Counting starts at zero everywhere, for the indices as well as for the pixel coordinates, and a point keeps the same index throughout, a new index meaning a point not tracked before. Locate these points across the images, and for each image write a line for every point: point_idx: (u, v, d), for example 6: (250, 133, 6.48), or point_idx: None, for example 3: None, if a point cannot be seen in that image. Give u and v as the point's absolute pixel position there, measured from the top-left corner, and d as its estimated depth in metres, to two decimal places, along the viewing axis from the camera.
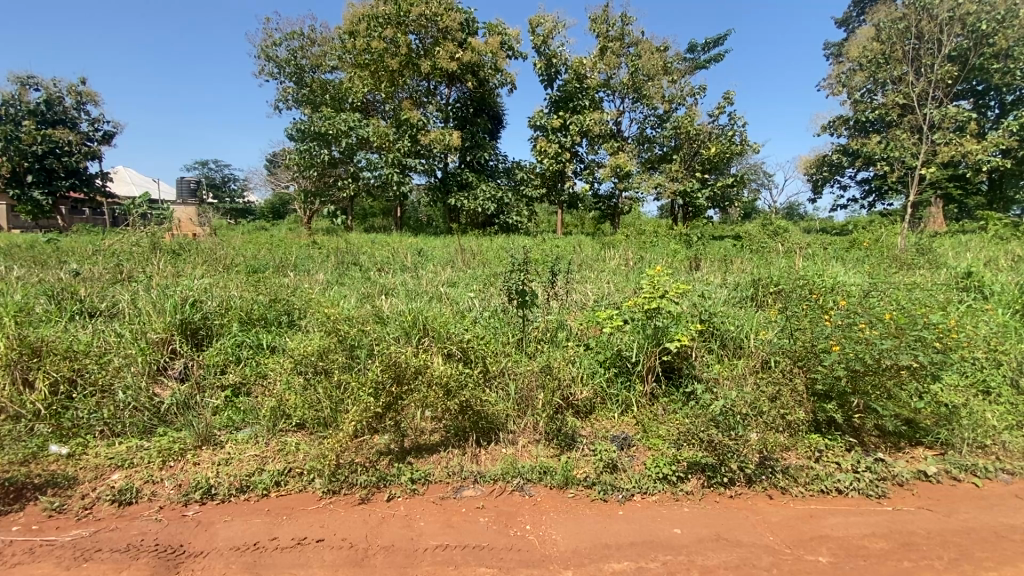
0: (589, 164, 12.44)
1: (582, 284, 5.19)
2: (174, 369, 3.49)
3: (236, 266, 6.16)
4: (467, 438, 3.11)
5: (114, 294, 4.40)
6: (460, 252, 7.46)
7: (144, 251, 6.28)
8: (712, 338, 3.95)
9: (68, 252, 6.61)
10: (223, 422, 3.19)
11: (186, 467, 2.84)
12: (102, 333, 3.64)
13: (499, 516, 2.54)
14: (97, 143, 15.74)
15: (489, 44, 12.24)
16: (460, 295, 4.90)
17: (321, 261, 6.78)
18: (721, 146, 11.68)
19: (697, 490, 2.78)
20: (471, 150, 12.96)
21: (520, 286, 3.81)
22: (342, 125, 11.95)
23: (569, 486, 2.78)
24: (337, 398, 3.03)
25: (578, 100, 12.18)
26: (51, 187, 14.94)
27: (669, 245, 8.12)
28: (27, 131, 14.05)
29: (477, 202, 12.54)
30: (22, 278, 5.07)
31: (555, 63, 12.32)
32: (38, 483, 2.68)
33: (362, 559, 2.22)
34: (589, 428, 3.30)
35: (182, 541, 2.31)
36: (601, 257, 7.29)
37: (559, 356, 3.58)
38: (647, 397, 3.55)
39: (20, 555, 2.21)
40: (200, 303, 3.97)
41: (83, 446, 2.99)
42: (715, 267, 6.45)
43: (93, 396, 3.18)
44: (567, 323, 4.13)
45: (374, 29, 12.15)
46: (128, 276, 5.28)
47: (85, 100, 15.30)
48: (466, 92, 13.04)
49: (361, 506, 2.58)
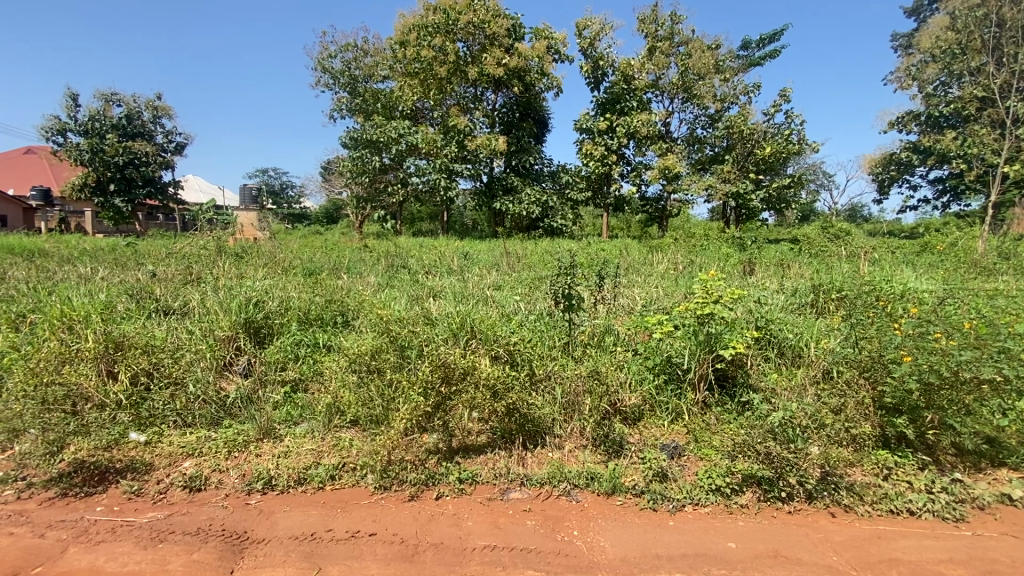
0: (636, 166, 12.23)
1: (629, 289, 5.09)
2: (237, 366, 3.69)
3: (293, 268, 6.48)
4: (513, 441, 3.10)
5: (186, 294, 4.73)
6: (505, 255, 7.51)
7: (210, 254, 6.73)
8: (769, 345, 3.79)
9: (145, 254, 7.19)
10: (282, 417, 3.34)
11: (249, 458, 3.00)
12: (175, 330, 3.91)
13: (545, 520, 2.53)
14: (170, 154, 17.02)
15: (535, 48, 12.34)
16: (505, 298, 4.92)
17: (371, 263, 7.01)
18: (777, 146, 11.19)
19: (753, 505, 2.66)
20: (516, 154, 13.02)
21: (566, 290, 3.81)
22: (392, 133, 12.34)
23: (617, 493, 2.73)
24: (389, 397, 3.14)
25: (626, 101, 12.00)
26: (129, 195, 16.19)
27: (720, 249, 7.86)
28: (111, 144, 15.38)
29: (522, 206, 12.53)
30: (106, 278, 5.55)
31: (602, 65, 12.24)
32: (119, 467, 2.91)
33: (412, 555, 2.27)
34: (637, 436, 3.22)
35: (246, 528, 2.44)
36: (649, 260, 7.18)
37: (608, 360, 3.52)
38: (699, 406, 3.43)
39: (104, 534, 2.40)
40: (263, 303, 4.22)
41: (159, 435, 3.21)
42: (771, 272, 6.15)
43: (166, 388, 3.42)
44: (615, 327, 4.05)
45: (423, 38, 12.42)
46: (196, 276, 5.66)
47: (161, 114, 16.56)
48: (512, 98, 13.18)
49: (411, 503, 2.65)
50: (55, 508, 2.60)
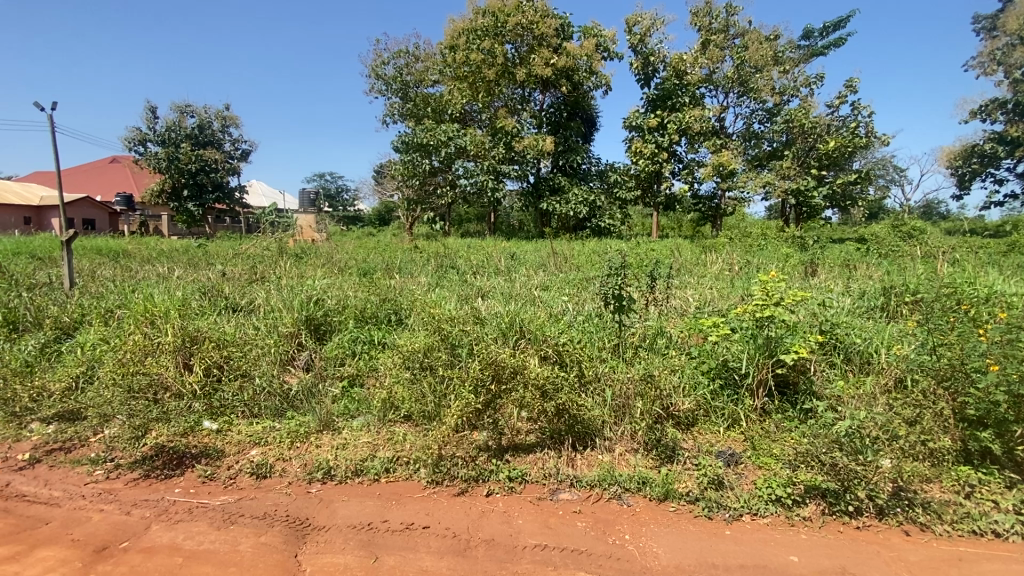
0: (688, 164, 11.89)
1: (682, 290, 4.95)
2: (299, 361, 3.88)
3: (349, 268, 6.75)
4: (562, 442, 3.08)
5: (252, 293, 5.03)
6: (552, 256, 7.50)
7: (273, 255, 7.12)
8: (834, 351, 3.59)
9: (215, 255, 7.70)
10: (340, 410, 3.48)
11: (310, 448, 3.15)
12: (243, 326, 4.16)
13: (596, 522, 2.51)
14: (237, 161, 18.14)
15: (584, 47, 12.26)
16: (553, 298, 4.91)
17: (422, 264, 7.20)
18: (842, 140, 10.57)
19: (817, 517, 2.53)
20: (563, 154, 12.97)
21: (616, 291, 3.75)
22: (442, 136, 12.57)
23: (669, 499, 2.67)
24: (441, 393, 3.21)
25: (677, 97, 11.66)
26: (200, 200, 17.39)
27: (780, 249, 7.51)
28: (185, 152, 16.56)
29: (569, 206, 12.45)
30: (182, 277, 5.98)
31: (653, 61, 11.98)
32: (195, 453, 3.13)
33: (465, 549, 2.31)
34: (691, 442, 3.11)
35: (308, 515, 2.56)
36: (702, 260, 6.95)
37: (660, 362, 3.45)
38: (757, 412, 3.29)
39: (182, 513, 2.59)
40: (322, 302, 4.42)
41: (229, 424, 3.42)
42: (836, 274, 5.81)
43: (235, 379, 3.64)
44: (667, 329, 3.95)
45: (472, 42, 12.59)
46: (261, 276, 6.00)
47: (229, 124, 17.68)
48: (560, 97, 13.15)
49: (462, 499, 2.69)
50: (140, 488, 2.83)
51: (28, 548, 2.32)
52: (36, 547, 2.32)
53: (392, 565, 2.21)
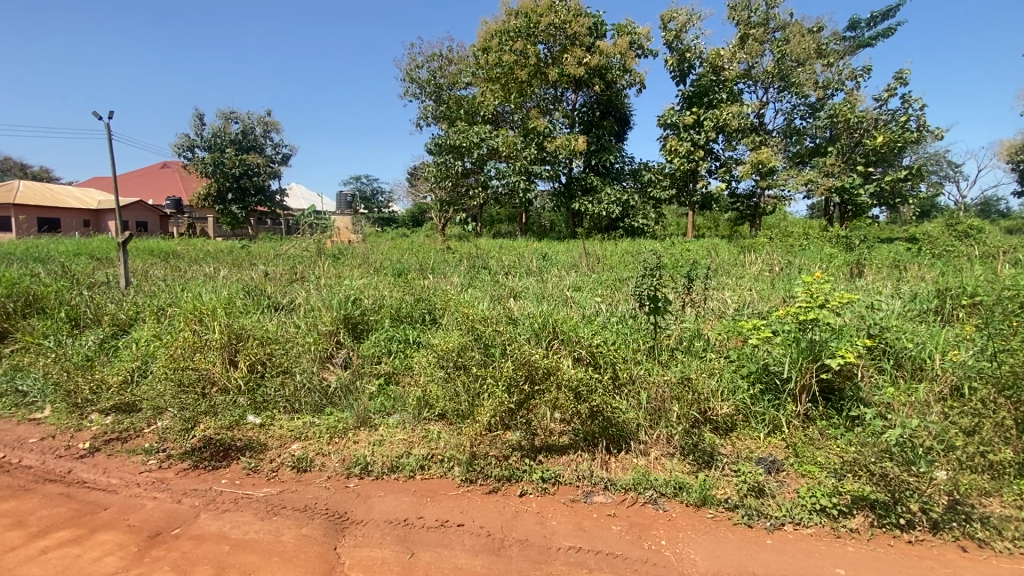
0: (725, 161, 11.59)
1: (719, 291, 4.84)
2: (337, 358, 3.99)
3: (384, 268, 6.89)
4: (596, 444, 3.05)
5: (293, 292, 5.20)
6: (584, 256, 7.44)
7: (311, 256, 7.34)
8: (884, 356, 3.42)
9: (257, 255, 8.00)
10: (377, 407, 3.55)
11: (348, 444, 3.23)
12: (285, 324, 4.31)
13: (631, 526, 2.48)
14: (278, 165, 18.81)
15: (618, 45, 12.12)
16: (585, 299, 4.88)
17: (454, 264, 7.26)
18: (891, 134, 10.07)
19: (864, 530, 2.42)
20: (596, 153, 12.85)
21: (652, 292, 3.69)
22: (475, 137, 12.66)
23: (707, 506, 2.61)
24: (474, 392, 3.23)
25: (714, 93, 11.39)
26: (243, 203, 18.11)
27: (823, 250, 7.22)
28: (229, 157, 17.28)
29: (601, 206, 12.31)
30: (227, 277, 6.24)
31: (688, 58, 11.75)
32: (239, 446, 3.25)
33: (499, 548, 2.32)
34: (729, 447, 3.04)
35: (346, 509, 2.63)
36: (740, 261, 6.77)
37: (698, 365, 3.36)
38: (800, 418, 3.17)
39: (228, 503, 2.70)
40: (359, 301, 4.53)
41: (271, 418, 3.55)
42: (885, 275, 5.54)
43: (277, 375, 3.77)
44: (704, 331, 3.86)
45: (505, 43, 12.64)
46: (301, 276, 6.19)
47: (270, 129, 18.34)
48: (593, 96, 13.06)
49: (496, 498, 2.71)
50: (189, 478, 2.97)
51: (89, 531, 2.46)
52: (96, 531, 2.46)
53: (428, 561, 2.24)
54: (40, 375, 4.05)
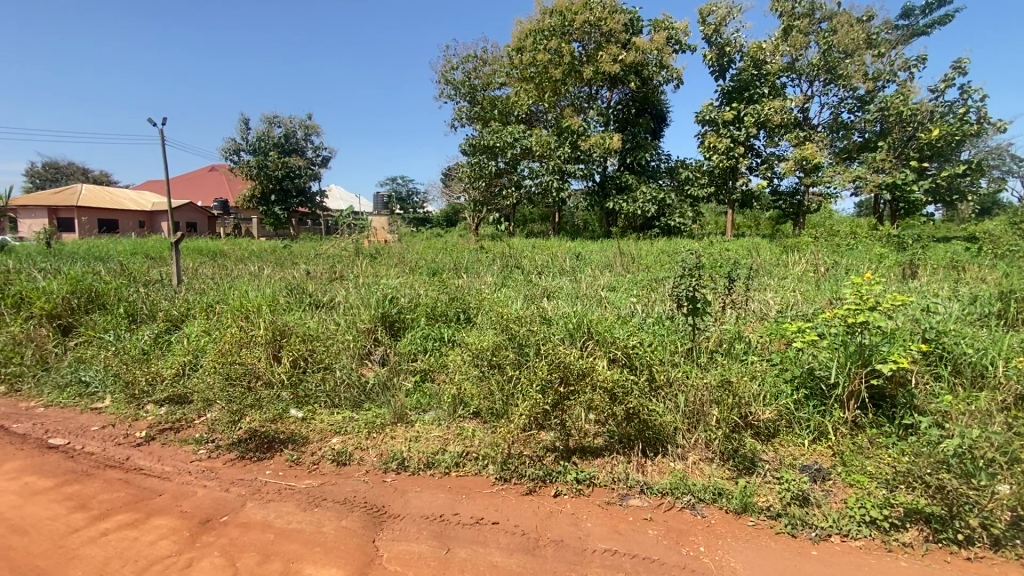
0: (767, 158, 11.22)
1: (761, 292, 4.70)
2: (375, 356, 4.09)
3: (419, 268, 6.99)
4: (632, 447, 3.01)
5: (332, 290, 5.35)
6: (619, 256, 7.35)
7: (349, 256, 7.53)
8: (940, 363, 3.24)
9: (298, 255, 8.26)
10: (413, 404, 3.62)
11: (385, 439, 3.29)
12: (325, 322, 4.45)
13: (668, 531, 2.43)
14: (318, 167, 19.42)
15: (654, 41, 11.93)
16: (621, 299, 4.83)
17: (488, 264, 7.28)
18: (948, 127, 9.50)
19: (918, 544, 2.30)
20: (631, 151, 12.66)
21: (690, 292, 3.60)
22: (509, 137, 12.70)
23: (748, 513, 2.53)
24: (508, 392, 3.25)
25: (756, 88, 11.04)
26: (286, 204, 18.80)
27: (872, 249, 6.90)
28: (273, 160, 17.92)
29: (636, 204, 12.11)
30: (270, 275, 6.47)
31: (728, 52, 11.43)
32: (283, 438, 3.37)
33: (533, 548, 2.32)
34: (772, 454, 2.94)
35: (384, 503, 2.69)
36: (782, 261, 6.55)
37: (738, 368, 3.26)
38: (848, 425, 3.04)
39: (273, 493, 2.81)
40: (396, 299, 4.62)
41: (313, 412, 3.66)
42: (941, 276, 5.24)
43: (318, 371, 3.90)
44: (745, 333, 3.75)
45: (540, 42, 12.61)
46: (340, 274, 6.36)
47: (311, 132, 18.92)
48: (628, 94, 12.89)
49: (530, 498, 2.71)
50: (236, 468, 3.10)
51: (145, 515, 2.60)
52: (151, 515, 2.60)
53: (464, 557, 2.26)
54: (101, 366, 4.31)
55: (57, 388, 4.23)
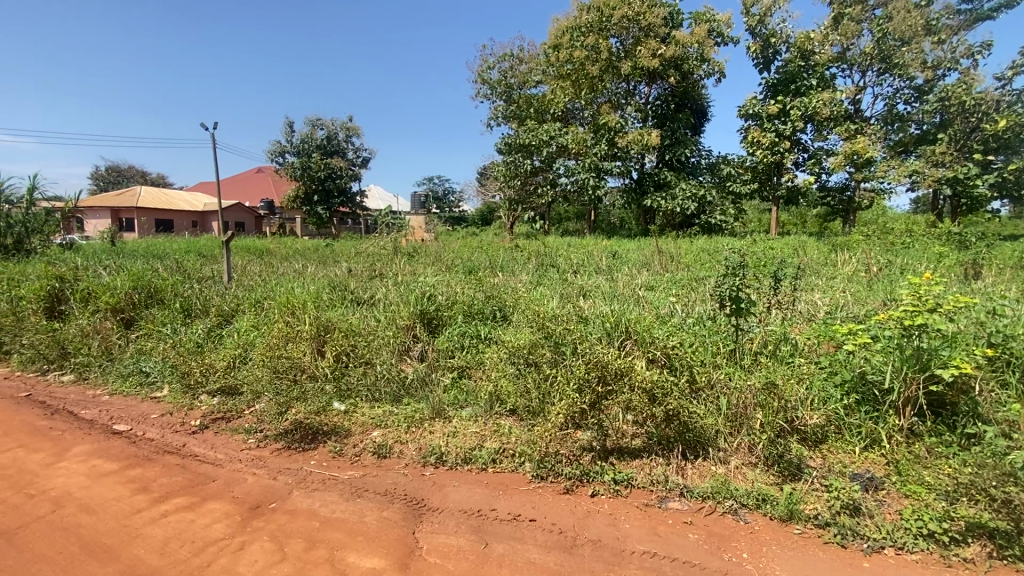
0: (815, 153, 10.76)
1: (808, 293, 4.52)
2: (414, 352, 4.17)
3: (455, 266, 7.07)
4: (672, 449, 2.95)
5: (373, 288, 5.48)
6: (657, 254, 7.22)
7: (388, 254, 7.70)
8: (1007, 370, 3.04)
9: (340, 253, 8.51)
10: (450, 400, 3.67)
11: (424, 434, 3.36)
12: (366, 318, 4.57)
13: (710, 536, 2.38)
14: (358, 167, 19.93)
15: (695, 34, 11.63)
16: (659, 299, 4.74)
17: (523, 263, 7.27)
18: (1018, 117, 8.86)
19: (981, 561, 2.16)
20: (670, 147, 12.42)
21: (734, 292, 3.50)
22: (544, 135, 12.68)
23: (794, 521, 2.45)
24: (545, 390, 3.25)
25: (803, 80, 10.60)
26: (328, 204, 19.39)
27: (930, 248, 6.51)
28: (316, 161, 18.51)
29: (675, 202, 11.85)
30: (313, 272, 6.70)
31: (774, 43, 11.03)
32: (326, 430, 3.49)
33: (571, 547, 2.31)
34: (820, 460, 2.83)
35: (423, 496, 2.74)
36: (831, 260, 6.29)
37: (784, 371, 3.16)
38: (903, 433, 2.88)
39: (318, 483, 2.91)
40: (434, 297, 4.69)
41: (355, 406, 3.77)
42: (1008, 277, 4.91)
43: (359, 366, 4.01)
44: (791, 335, 3.62)
45: (577, 39, 12.49)
46: (379, 272, 6.51)
47: (351, 134, 19.44)
48: (668, 89, 12.62)
49: (567, 497, 2.70)
50: (283, 457, 3.23)
51: (201, 499, 2.75)
52: (206, 500, 2.74)
53: (501, 553, 2.28)
54: (160, 358, 4.58)
55: (121, 377, 4.52)
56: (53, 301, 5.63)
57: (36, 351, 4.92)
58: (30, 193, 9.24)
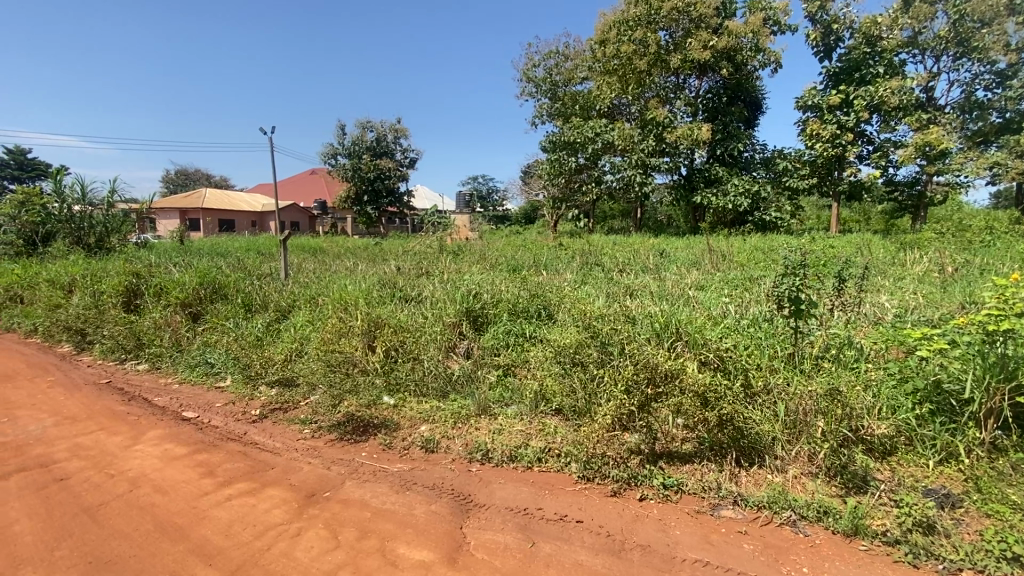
0: (881, 145, 10.09)
1: (875, 294, 4.24)
2: (460, 349, 4.23)
3: (500, 265, 7.09)
4: (725, 455, 2.85)
5: (420, 285, 5.59)
6: (707, 253, 7.00)
7: (434, 253, 7.84)
8: None
9: (388, 251, 8.74)
10: (496, 397, 3.69)
11: (470, 430, 3.40)
12: (414, 315, 4.67)
13: (766, 547, 2.28)
14: (406, 168, 20.41)
15: (750, 23, 11.19)
16: (711, 299, 4.58)
17: (568, 262, 7.19)
18: None
19: None
20: (722, 142, 11.98)
21: (793, 293, 3.33)
22: (590, 132, 12.51)
23: (860, 536, 2.31)
24: (591, 390, 3.23)
25: (868, 68, 9.97)
26: (377, 204, 19.97)
27: (1014, 247, 5.98)
28: (366, 162, 19.10)
29: (727, 198, 11.44)
30: (363, 270, 6.91)
31: (836, 30, 10.43)
32: (376, 423, 3.59)
33: (620, 550, 2.28)
34: (888, 473, 2.66)
35: (470, 491, 2.78)
36: (899, 259, 5.89)
37: (849, 377, 2.98)
38: (985, 447, 2.65)
39: (369, 474, 3.00)
40: (480, 295, 4.73)
41: (403, 400, 3.87)
42: None
43: (407, 361, 4.11)
44: (856, 339, 3.41)
45: (624, 34, 12.24)
46: (425, 270, 6.64)
47: (400, 135, 19.92)
48: (719, 82, 12.21)
49: (615, 500, 2.66)
50: (336, 448, 3.35)
51: (261, 485, 2.90)
52: (266, 486, 2.88)
53: (549, 553, 2.27)
54: (223, 350, 4.86)
55: (188, 367, 4.83)
56: (130, 295, 6.09)
57: (115, 341, 5.33)
58: (110, 195, 10.03)
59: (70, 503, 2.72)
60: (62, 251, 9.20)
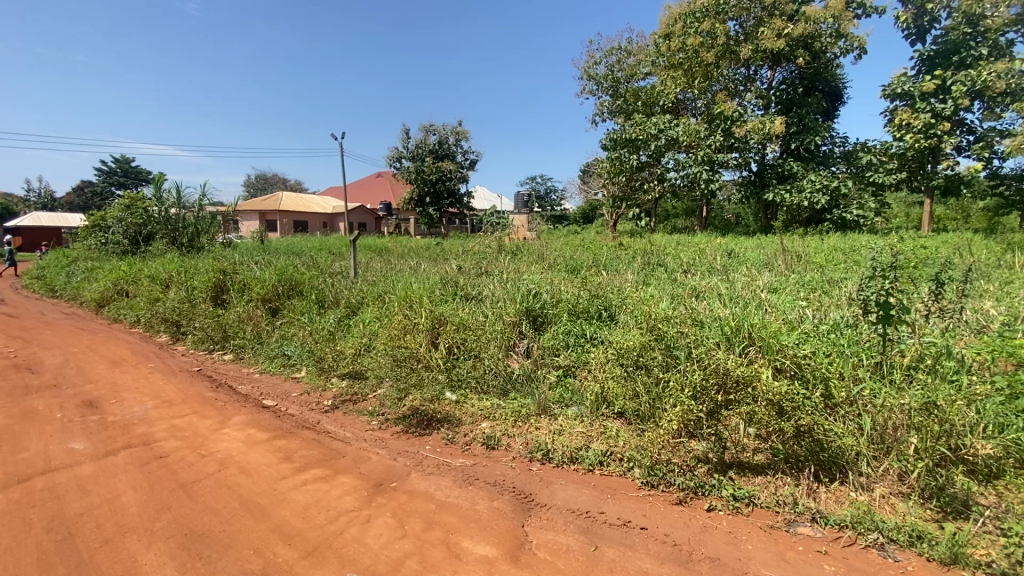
0: (983, 135, 9.11)
1: (976, 299, 3.83)
2: (520, 348, 4.24)
3: (559, 265, 7.03)
4: (802, 469, 2.69)
5: (480, 284, 5.67)
6: (780, 254, 6.61)
7: (493, 252, 7.92)
8: None
9: (450, 251, 8.94)
10: (556, 397, 3.70)
11: (530, 429, 3.42)
12: (475, 313, 4.76)
13: (849, 570, 2.12)
14: (466, 169, 20.80)
15: (829, 8, 10.47)
16: (785, 303, 4.32)
17: (629, 262, 7.04)
18: None
19: None
20: (797, 135, 11.24)
21: (882, 297, 3.06)
22: (652, 129, 12.09)
23: (960, 566, 2.09)
24: (656, 394, 3.15)
25: (968, 49, 9.04)
26: (438, 205, 20.49)
27: None
28: (428, 164, 19.63)
29: (802, 195, 10.71)
30: (425, 269, 7.12)
31: (930, 9, 9.52)
32: (439, 418, 3.70)
33: (687, 561, 2.20)
34: (994, 498, 2.39)
35: (531, 491, 2.79)
36: (1005, 261, 5.29)
37: (948, 390, 2.70)
38: None
39: (433, 467, 3.09)
40: (540, 294, 4.73)
41: (465, 396, 3.97)
42: None
43: (469, 359, 4.20)
44: (956, 350, 3.09)
45: (690, 26, 11.80)
46: (485, 269, 6.72)
47: (461, 138, 20.34)
48: (795, 72, 11.51)
49: (680, 508, 2.58)
50: (402, 440, 3.47)
51: (333, 472, 3.06)
52: (337, 473, 3.05)
53: (612, 558, 2.24)
54: (299, 343, 5.20)
55: (268, 358, 5.19)
56: (217, 290, 6.62)
57: (205, 333, 5.81)
58: (201, 198, 10.96)
59: (168, 478, 3.00)
60: (160, 250, 10.13)
